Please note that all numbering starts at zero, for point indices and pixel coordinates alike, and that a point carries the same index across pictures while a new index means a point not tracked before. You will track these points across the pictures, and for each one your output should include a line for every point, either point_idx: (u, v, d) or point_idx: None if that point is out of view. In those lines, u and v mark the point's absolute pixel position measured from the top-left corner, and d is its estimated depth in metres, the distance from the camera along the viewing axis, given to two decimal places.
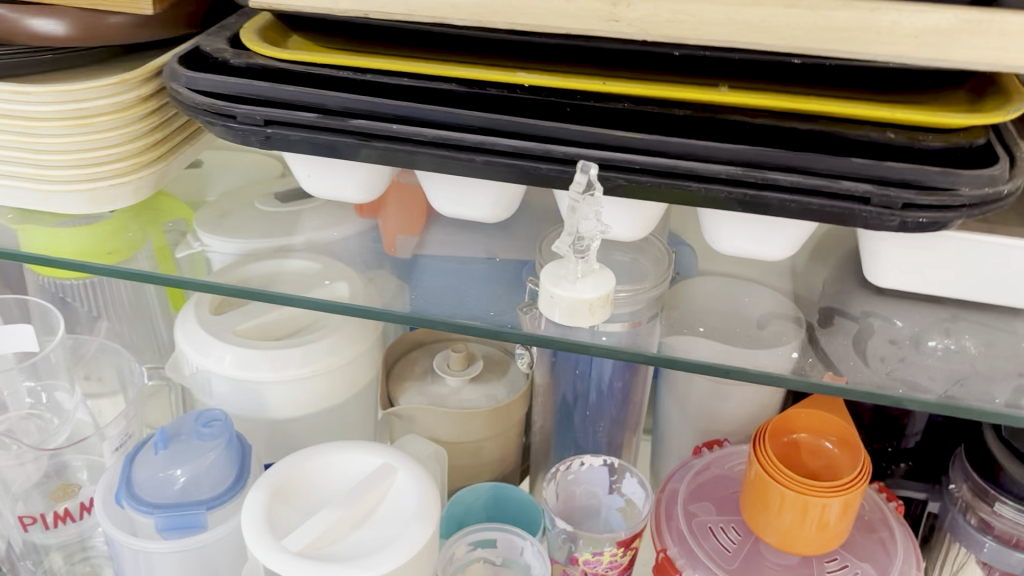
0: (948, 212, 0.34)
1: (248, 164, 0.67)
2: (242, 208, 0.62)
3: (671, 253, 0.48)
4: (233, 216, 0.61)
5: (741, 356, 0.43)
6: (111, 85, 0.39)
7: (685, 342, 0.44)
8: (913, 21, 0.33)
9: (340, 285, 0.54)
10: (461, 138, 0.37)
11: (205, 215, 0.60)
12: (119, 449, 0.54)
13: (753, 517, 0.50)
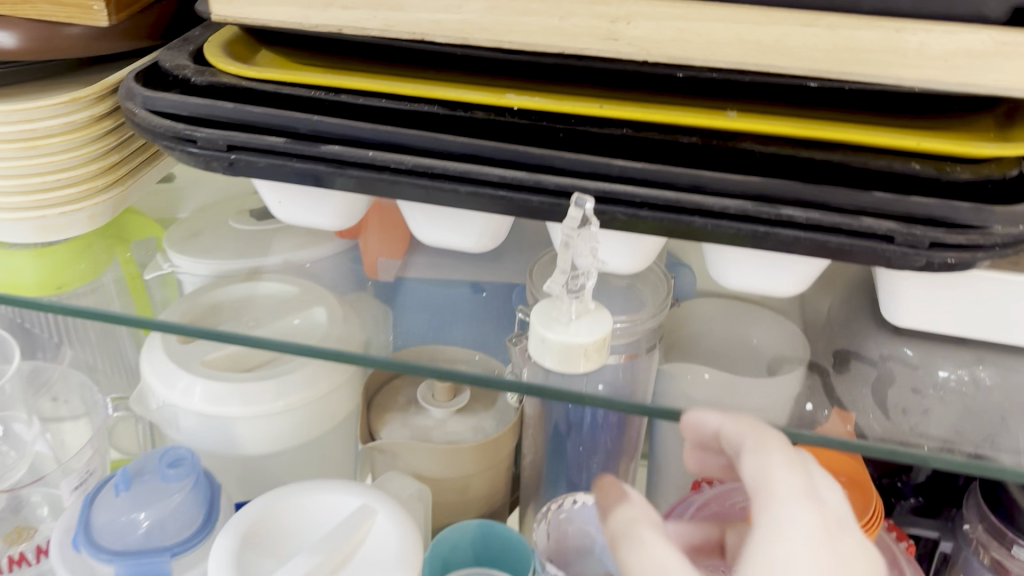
0: (979, 252, 0.31)
1: (223, 178, 0.64)
2: (215, 225, 0.58)
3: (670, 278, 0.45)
4: (206, 234, 0.57)
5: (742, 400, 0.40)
6: (62, 104, 0.36)
7: (688, 394, 0.40)
8: (942, 43, 0.30)
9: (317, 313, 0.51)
10: (444, 167, 0.33)
11: (176, 233, 0.57)
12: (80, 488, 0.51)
13: None
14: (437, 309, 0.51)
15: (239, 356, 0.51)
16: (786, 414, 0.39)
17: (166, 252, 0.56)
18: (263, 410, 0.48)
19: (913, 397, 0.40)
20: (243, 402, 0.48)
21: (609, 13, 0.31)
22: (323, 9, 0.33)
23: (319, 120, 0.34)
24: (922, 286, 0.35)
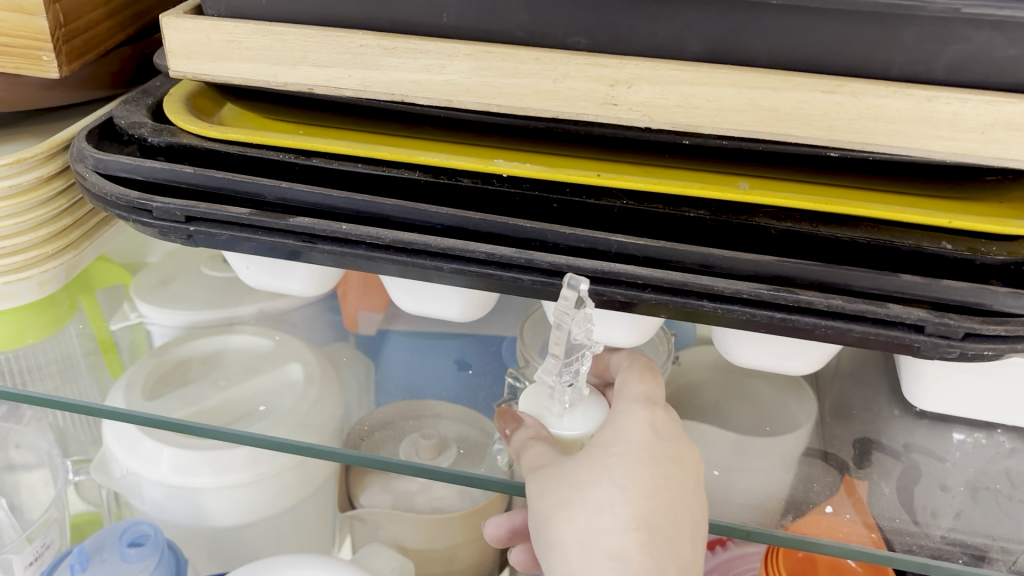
0: (1018, 343, 0.28)
1: None
2: (187, 272, 0.55)
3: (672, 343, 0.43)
4: (178, 282, 0.54)
5: (762, 510, 0.36)
6: (6, 166, 0.33)
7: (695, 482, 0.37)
8: (980, 114, 0.26)
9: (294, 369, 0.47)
10: (425, 242, 0.30)
11: (146, 280, 0.54)
12: (34, 563, 0.47)
13: None
14: (418, 367, 0.48)
15: None
16: (802, 519, 0.36)
17: (134, 300, 0.52)
18: (231, 481, 0.45)
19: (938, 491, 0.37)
20: (211, 473, 0.44)
21: (608, 75, 0.28)
22: (292, 66, 0.30)
23: (286, 189, 0.30)
24: (951, 371, 0.32)
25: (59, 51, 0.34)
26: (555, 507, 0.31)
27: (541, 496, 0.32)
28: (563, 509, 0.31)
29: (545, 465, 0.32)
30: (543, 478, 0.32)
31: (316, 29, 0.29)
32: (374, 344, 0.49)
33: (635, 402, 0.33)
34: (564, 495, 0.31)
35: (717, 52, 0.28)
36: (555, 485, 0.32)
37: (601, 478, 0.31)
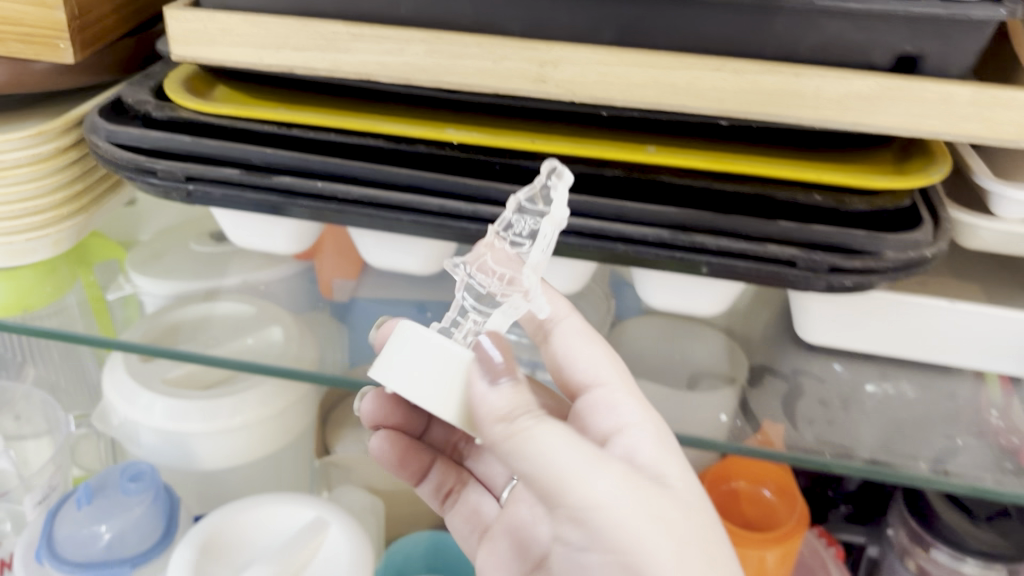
0: (874, 276, 0.34)
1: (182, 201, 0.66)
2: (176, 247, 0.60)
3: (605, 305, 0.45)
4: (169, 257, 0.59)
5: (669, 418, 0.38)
6: (29, 136, 0.38)
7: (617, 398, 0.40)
8: (836, 87, 0.33)
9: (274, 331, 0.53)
10: (389, 197, 0.36)
11: (139, 256, 0.59)
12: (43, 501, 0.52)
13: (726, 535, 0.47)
14: (379, 327, 0.52)
15: (197, 373, 0.53)
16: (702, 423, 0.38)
17: (128, 271, 0.58)
18: (219, 427, 0.50)
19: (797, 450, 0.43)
20: (200, 418, 0.50)
21: (538, 57, 0.34)
22: (275, 50, 0.36)
23: (270, 153, 0.36)
24: (829, 306, 0.38)
25: (74, 39, 0.39)
26: (637, 520, 0.29)
27: (614, 537, 0.29)
28: (647, 523, 0.29)
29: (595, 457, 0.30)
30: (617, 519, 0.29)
31: (296, 20, 0.35)
32: (344, 309, 0.55)
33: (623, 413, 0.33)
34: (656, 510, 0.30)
35: (626, 38, 0.34)
36: (638, 500, 0.29)
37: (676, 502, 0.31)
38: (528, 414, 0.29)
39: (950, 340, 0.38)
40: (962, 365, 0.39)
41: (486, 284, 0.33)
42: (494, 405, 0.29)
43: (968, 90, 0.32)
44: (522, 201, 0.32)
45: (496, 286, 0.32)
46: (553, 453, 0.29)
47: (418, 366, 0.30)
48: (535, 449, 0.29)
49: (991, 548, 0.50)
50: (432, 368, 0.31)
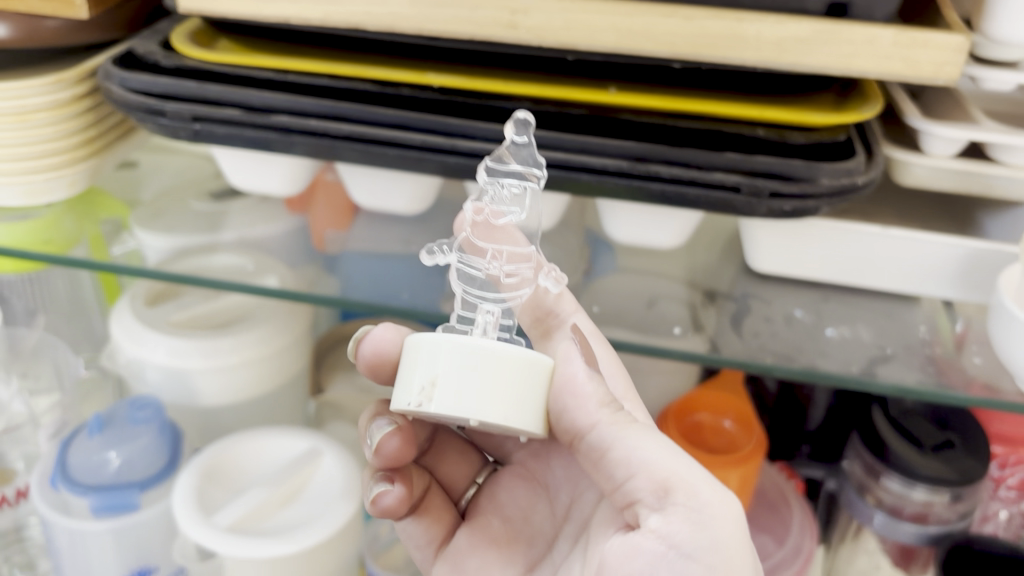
0: (811, 200, 0.38)
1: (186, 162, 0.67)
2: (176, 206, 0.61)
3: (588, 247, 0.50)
4: (168, 215, 0.60)
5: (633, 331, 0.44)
6: (48, 83, 0.42)
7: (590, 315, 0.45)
8: (775, 31, 0.37)
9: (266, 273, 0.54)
10: (377, 134, 0.40)
11: (142, 213, 0.60)
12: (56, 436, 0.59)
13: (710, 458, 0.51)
14: (370, 273, 0.54)
15: (199, 317, 0.56)
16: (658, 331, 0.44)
17: (132, 228, 0.58)
18: (220, 364, 0.54)
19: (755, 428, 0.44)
20: (202, 356, 0.53)
21: (509, 6, 0.38)
22: (273, 3, 0.40)
23: (269, 96, 0.40)
24: (772, 232, 0.42)
25: None
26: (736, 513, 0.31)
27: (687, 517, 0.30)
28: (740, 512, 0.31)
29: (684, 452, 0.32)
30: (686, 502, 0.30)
31: None
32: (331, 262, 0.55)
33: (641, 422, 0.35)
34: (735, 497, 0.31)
35: None
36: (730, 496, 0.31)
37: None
38: (614, 411, 0.33)
39: (885, 265, 0.42)
40: (899, 287, 0.43)
41: (484, 266, 0.35)
42: (591, 393, 0.33)
43: (890, 32, 0.36)
44: (492, 165, 0.33)
45: (499, 266, 0.34)
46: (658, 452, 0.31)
47: (464, 376, 0.30)
48: (634, 441, 0.31)
49: (939, 475, 0.54)
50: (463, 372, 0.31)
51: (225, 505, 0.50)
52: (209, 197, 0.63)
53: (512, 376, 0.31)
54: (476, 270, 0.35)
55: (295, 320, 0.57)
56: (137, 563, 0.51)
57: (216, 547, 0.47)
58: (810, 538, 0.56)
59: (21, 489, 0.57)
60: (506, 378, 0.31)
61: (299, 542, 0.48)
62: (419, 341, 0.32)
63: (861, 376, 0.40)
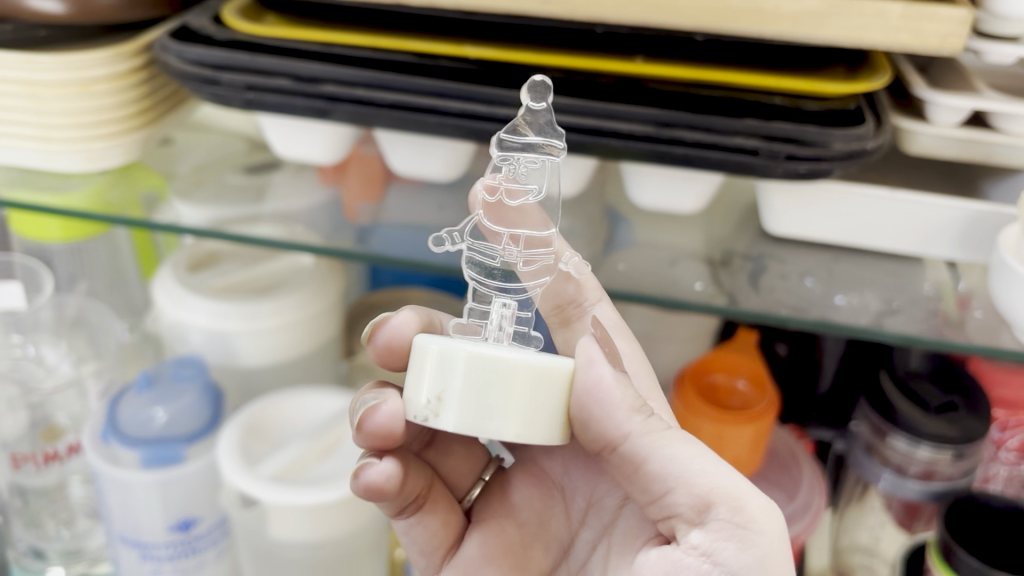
0: (824, 163, 0.41)
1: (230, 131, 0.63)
2: (214, 181, 0.59)
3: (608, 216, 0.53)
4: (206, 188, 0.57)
5: (658, 287, 0.47)
6: (109, 56, 0.45)
7: (618, 273, 0.48)
8: (791, 5, 0.39)
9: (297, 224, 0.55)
10: (417, 102, 0.43)
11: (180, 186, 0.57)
12: (104, 395, 0.63)
13: (716, 439, 0.53)
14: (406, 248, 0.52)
15: (238, 283, 0.60)
16: (681, 289, 0.47)
17: (171, 201, 0.56)
18: (259, 326, 0.56)
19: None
20: (244, 318, 0.56)
21: None
22: None
23: (317, 67, 0.43)
24: (786, 195, 0.45)
25: None
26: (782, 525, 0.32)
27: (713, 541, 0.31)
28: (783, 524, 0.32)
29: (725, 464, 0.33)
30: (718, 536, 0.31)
31: None
32: (361, 235, 0.54)
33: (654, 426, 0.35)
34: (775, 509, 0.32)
35: None
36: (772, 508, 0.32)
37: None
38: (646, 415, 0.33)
39: (892, 226, 0.45)
40: (908, 248, 0.46)
41: (500, 255, 0.36)
42: (625, 404, 0.32)
43: (898, 6, 0.39)
44: (507, 138, 0.35)
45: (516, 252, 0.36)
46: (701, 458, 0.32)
47: (473, 387, 0.31)
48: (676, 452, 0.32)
49: (941, 433, 0.56)
50: (483, 381, 0.31)
51: (265, 460, 0.53)
52: (244, 170, 0.60)
53: (518, 390, 0.31)
54: (494, 259, 0.36)
55: (330, 286, 0.60)
56: (181, 513, 0.54)
57: (259, 495, 0.50)
58: (819, 494, 0.58)
59: (72, 444, 0.61)
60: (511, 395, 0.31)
61: (339, 488, 0.51)
62: (428, 345, 0.32)
63: (871, 325, 0.45)
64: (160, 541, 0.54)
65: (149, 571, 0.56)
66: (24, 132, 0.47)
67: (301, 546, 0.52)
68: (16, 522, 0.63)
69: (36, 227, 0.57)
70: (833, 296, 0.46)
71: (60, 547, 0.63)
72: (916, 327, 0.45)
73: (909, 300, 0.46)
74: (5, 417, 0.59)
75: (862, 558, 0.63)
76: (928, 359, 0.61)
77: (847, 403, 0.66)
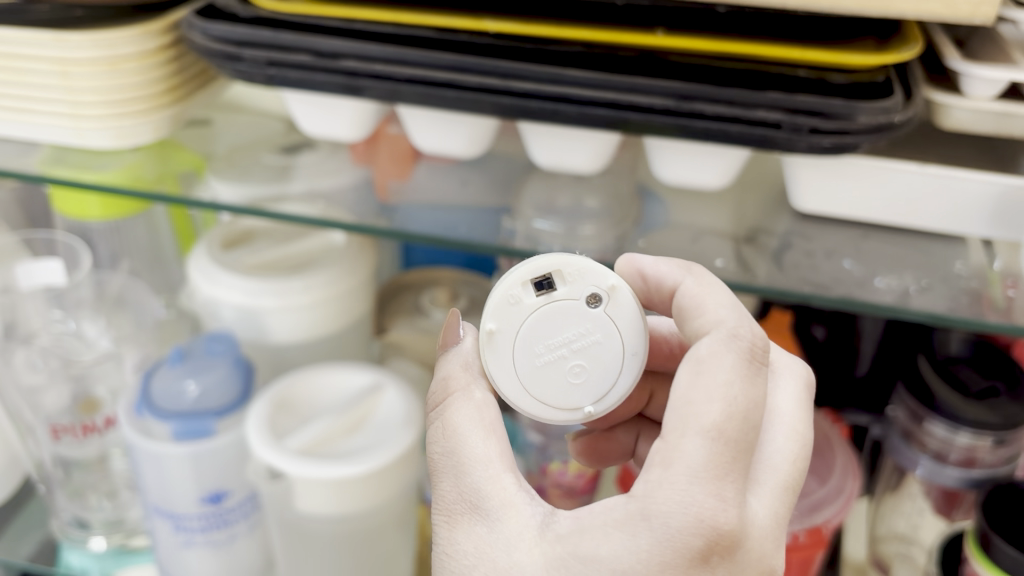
0: (849, 137, 0.40)
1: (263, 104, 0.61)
2: (252, 160, 0.57)
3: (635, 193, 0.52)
4: (244, 168, 0.56)
5: None
6: (138, 35, 0.46)
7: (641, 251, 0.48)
8: None
9: (324, 199, 0.53)
10: (435, 77, 0.43)
11: (218, 164, 0.56)
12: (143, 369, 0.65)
13: None
14: (428, 225, 0.51)
15: (272, 261, 0.60)
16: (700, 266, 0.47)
17: (207, 178, 0.55)
18: (291, 303, 0.57)
19: (667, 442, 0.30)
20: (274, 295, 0.57)
21: None
22: None
23: (337, 43, 0.43)
24: (812, 171, 0.44)
25: None
26: (451, 538, 0.32)
27: (458, 529, 0.32)
28: (470, 549, 0.32)
29: (450, 462, 0.33)
30: (464, 525, 0.32)
31: None
32: (389, 213, 0.53)
33: (481, 403, 0.34)
34: (446, 514, 0.33)
35: None
36: (458, 524, 0.32)
37: (506, 533, 0.31)
38: (461, 392, 0.34)
39: (924, 203, 0.44)
40: (941, 225, 0.44)
41: None
42: (445, 376, 0.36)
43: None
44: None
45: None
46: (438, 447, 0.34)
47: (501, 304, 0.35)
48: (432, 438, 0.35)
49: (983, 419, 0.54)
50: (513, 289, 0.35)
51: (293, 433, 0.54)
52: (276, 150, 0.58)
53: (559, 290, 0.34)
54: None
55: (360, 264, 0.60)
56: (212, 485, 0.55)
57: (284, 467, 0.51)
58: (852, 479, 0.57)
59: (109, 417, 0.63)
60: (558, 312, 0.34)
61: (363, 462, 0.51)
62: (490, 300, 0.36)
63: (897, 304, 0.44)
64: (192, 513, 0.55)
65: (182, 542, 0.57)
66: (56, 108, 0.48)
67: (328, 519, 0.53)
68: (59, 493, 0.65)
69: (74, 204, 0.59)
70: (871, 281, 0.45)
71: (103, 517, 0.65)
72: (943, 307, 0.44)
73: (942, 277, 0.45)
74: (49, 391, 0.62)
75: (899, 545, 0.62)
76: (968, 343, 0.59)
77: (885, 387, 0.65)
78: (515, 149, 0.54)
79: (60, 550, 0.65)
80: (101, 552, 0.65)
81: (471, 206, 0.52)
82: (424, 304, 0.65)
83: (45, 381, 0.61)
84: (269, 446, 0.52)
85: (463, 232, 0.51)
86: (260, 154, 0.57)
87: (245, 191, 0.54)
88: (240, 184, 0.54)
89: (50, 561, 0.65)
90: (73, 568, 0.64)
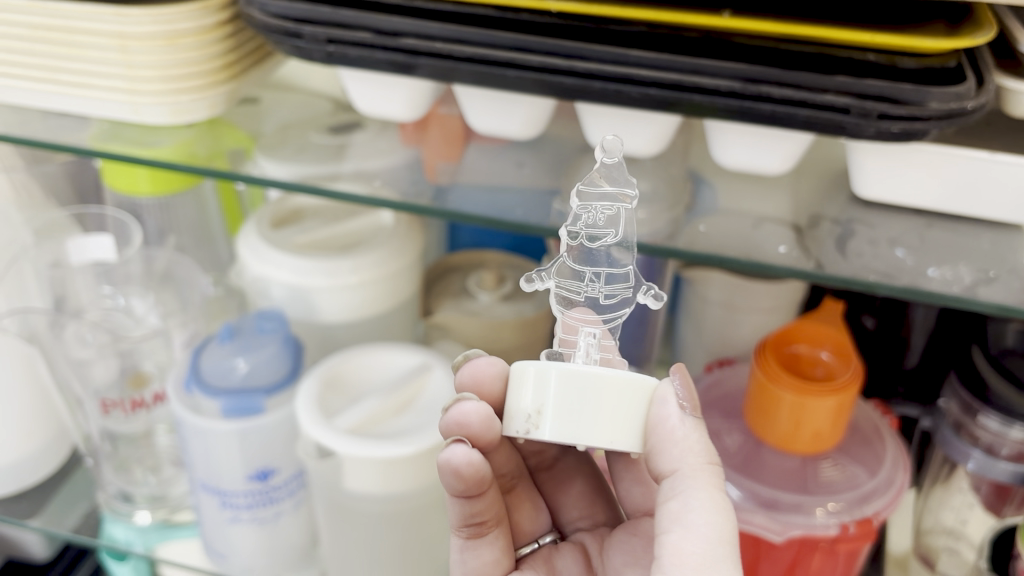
0: (919, 123, 0.39)
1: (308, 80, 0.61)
2: (299, 138, 0.57)
3: (689, 176, 0.51)
4: (295, 146, 0.56)
5: (739, 247, 0.47)
6: (196, 9, 0.46)
7: (700, 235, 0.48)
8: None
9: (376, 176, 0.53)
10: (496, 56, 0.42)
11: (268, 141, 0.55)
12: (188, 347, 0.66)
13: (758, 423, 0.55)
14: (483, 206, 0.50)
15: (320, 240, 0.61)
16: (760, 249, 0.47)
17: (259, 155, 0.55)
18: (341, 283, 0.57)
19: None
20: (324, 274, 0.57)
21: None
22: None
23: (396, 21, 0.43)
24: (877, 158, 0.43)
25: None
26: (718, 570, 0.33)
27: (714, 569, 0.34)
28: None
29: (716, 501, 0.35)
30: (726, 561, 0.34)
31: None
32: (441, 193, 0.52)
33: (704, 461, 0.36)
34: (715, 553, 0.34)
35: None
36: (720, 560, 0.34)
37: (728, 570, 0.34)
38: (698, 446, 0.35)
39: (992, 192, 0.43)
40: (1008, 215, 0.44)
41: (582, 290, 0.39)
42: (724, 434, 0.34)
43: None
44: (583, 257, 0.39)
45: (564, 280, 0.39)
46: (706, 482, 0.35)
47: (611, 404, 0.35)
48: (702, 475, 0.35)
49: None
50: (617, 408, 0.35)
51: (342, 412, 0.54)
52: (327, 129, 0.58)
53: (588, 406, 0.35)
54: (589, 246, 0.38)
55: (410, 243, 0.60)
56: (261, 463, 0.55)
57: (337, 448, 0.51)
58: (903, 471, 0.56)
59: (157, 392, 0.64)
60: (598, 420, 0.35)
61: (408, 442, 0.51)
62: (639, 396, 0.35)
63: (964, 295, 0.43)
64: (239, 490, 0.56)
65: (228, 519, 0.57)
66: (113, 84, 0.48)
67: (378, 499, 0.53)
68: (105, 466, 0.66)
69: (125, 179, 0.59)
70: (931, 271, 0.44)
71: (147, 492, 0.65)
72: (1010, 299, 0.43)
73: (1008, 268, 0.44)
74: (98, 365, 0.63)
75: (946, 539, 0.61)
76: None
77: (936, 378, 0.64)
78: (570, 132, 0.54)
79: (103, 522, 0.66)
80: (145, 526, 0.65)
81: (522, 187, 0.51)
82: (470, 287, 0.65)
83: (94, 355, 0.62)
84: (315, 429, 0.52)
85: (518, 214, 0.50)
86: (309, 134, 0.57)
87: (296, 168, 0.53)
88: (290, 163, 0.53)
89: (94, 534, 0.65)
90: (118, 541, 0.64)
